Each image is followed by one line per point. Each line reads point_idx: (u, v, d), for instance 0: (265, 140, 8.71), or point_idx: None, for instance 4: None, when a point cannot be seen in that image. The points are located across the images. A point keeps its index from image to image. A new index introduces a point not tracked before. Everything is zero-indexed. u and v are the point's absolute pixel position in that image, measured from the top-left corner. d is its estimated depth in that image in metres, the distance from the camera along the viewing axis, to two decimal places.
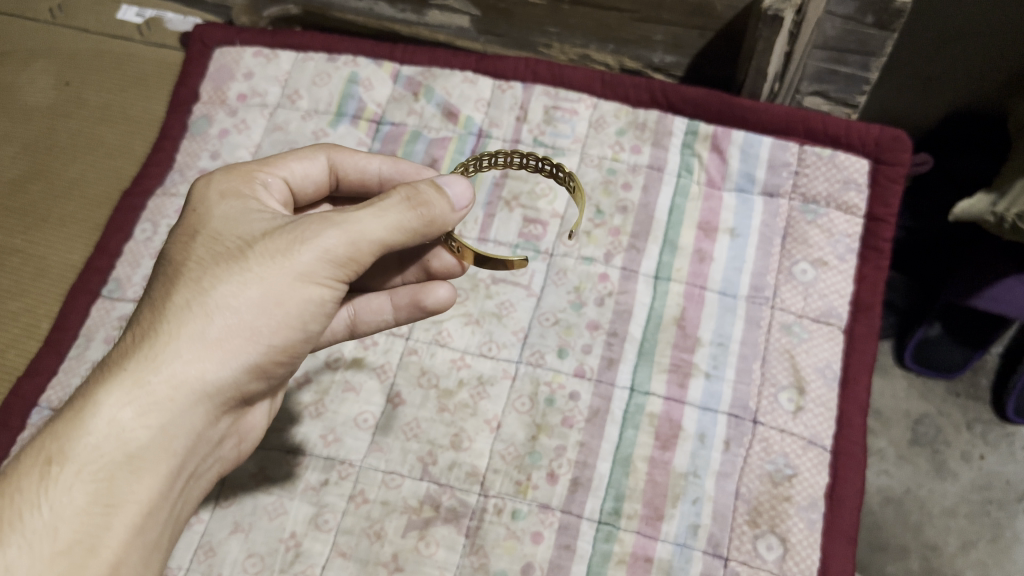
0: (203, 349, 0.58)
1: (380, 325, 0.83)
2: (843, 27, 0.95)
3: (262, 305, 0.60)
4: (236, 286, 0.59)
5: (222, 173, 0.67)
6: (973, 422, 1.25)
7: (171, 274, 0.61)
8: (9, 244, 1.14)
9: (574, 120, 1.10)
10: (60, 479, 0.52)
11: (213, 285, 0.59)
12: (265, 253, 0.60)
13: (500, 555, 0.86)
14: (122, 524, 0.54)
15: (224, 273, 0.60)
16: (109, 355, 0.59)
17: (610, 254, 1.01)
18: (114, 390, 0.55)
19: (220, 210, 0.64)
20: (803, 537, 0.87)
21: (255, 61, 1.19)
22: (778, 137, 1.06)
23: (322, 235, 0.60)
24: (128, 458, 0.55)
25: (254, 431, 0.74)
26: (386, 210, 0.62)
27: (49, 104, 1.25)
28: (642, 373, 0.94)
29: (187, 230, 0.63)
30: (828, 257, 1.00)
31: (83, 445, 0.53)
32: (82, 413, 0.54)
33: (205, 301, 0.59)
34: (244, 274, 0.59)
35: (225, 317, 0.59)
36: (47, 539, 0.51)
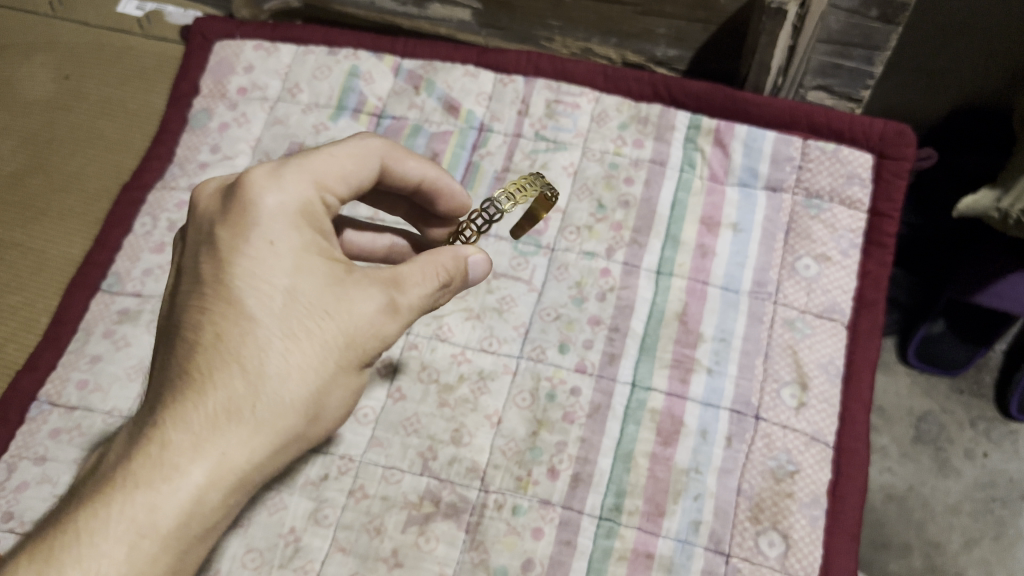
0: (291, 437, 0.58)
1: None
2: (847, 20, 0.94)
3: (337, 392, 0.60)
4: (323, 369, 0.58)
5: (298, 194, 0.60)
6: (977, 419, 1.24)
7: (256, 331, 0.57)
8: (9, 238, 1.14)
9: (576, 114, 1.09)
10: (150, 559, 0.52)
11: (308, 367, 0.58)
12: (352, 340, 0.59)
13: (500, 551, 0.86)
14: None
15: (317, 356, 0.58)
16: (181, 405, 0.55)
17: (612, 249, 1.01)
18: (208, 474, 0.54)
19: (300, 256, 0.59)
20: (806, 533, 0.87)
21: (255, 54, 1.18)
22: (782, 131, 1.05)
23: (391, 330, 0.62)
24: (204, 533, 0.55)
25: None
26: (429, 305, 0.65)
27: (49, 97, 1.25)
28: (643, 369, 0.94)
29: (268, 275, 0.58)
30: (831, 252, 0.99)
31: (173, 526, 0.52)
32: (175, 493, 0.53)
33: (296, 382, 0.57)
34: (332, 359, 0.59)
35: (310, 402, 0.58)
36: None
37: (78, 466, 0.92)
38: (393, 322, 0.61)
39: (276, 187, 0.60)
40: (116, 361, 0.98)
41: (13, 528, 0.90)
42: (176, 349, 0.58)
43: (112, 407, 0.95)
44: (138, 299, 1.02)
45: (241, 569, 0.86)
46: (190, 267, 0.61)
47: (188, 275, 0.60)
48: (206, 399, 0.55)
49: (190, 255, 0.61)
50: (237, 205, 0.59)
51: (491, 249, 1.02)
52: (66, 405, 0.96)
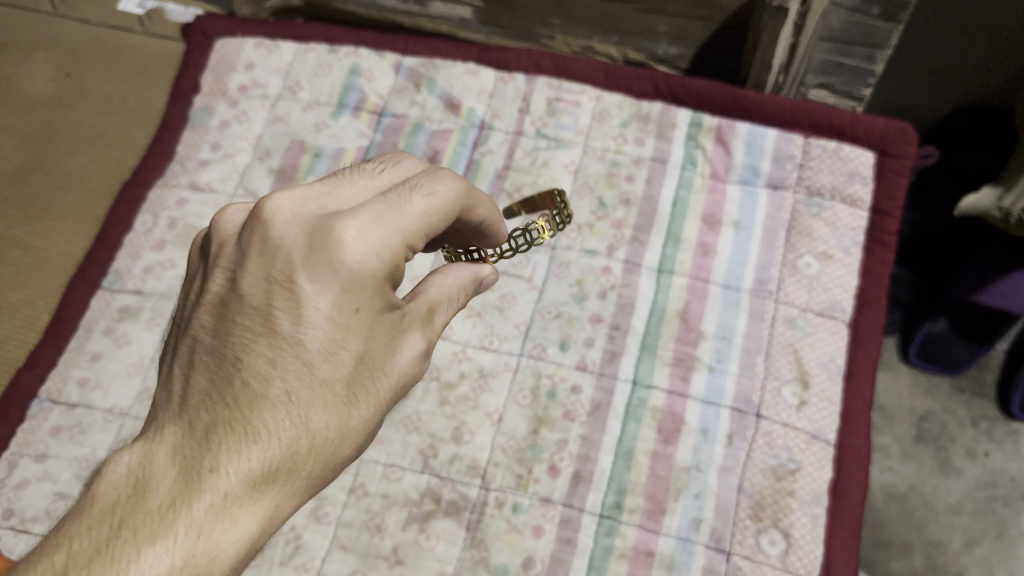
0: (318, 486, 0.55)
1: None
2: (848, 18, 0.94)
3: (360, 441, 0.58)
4: (367, 430, 0.55)
5: (389, 257, 0.53)
6: (978, 419, 1.24)
7: (324, 395, 0.52)
8: (9, 236, 1.14)
9: (577, 111, 1.09)
10: None
11: (358, 431, 0.54)
12: (393, 398, 0.57)
13: (501, 549, 0.86)
14: None
15: (366, 419, 0.55)
16: (239, 459, 0.49)
17: (613, 247, 1.00)
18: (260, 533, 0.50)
19: (375, 321, 0.53)
20: (807, 531, 0.86)
21: (256, 52, 1.18)
22: (784, 129, 1.05)
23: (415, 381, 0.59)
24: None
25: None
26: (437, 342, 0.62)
27: (49, 95, 1.25)
28: (644, 367, 0.94)
29: (343, 336, 0.52)
30: (832, 250, 0.99)
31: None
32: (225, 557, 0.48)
33: (346, 445, 0.54)
34: (377, 421, 0.56)
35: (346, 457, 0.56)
36: None
37: (78, 464, 0.92)
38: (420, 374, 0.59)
39: (370, 242, 0.52)
40: (117, 358, 0.98)
41: (14, 525, 0.90)
42: (232, 390, 0.51)
43: (113, 405, 0.95)
44: (138, 297, 1.02)
45: (242, 567, 0.86)
46: (254, 299, 0.52)
47: (250, 309, 0.52)
48: (269, 459, 0.50)
49: (249, 278, 0.52)
50: (324, 249, 0.51)
51: None
52: (67, 402, 0.96)
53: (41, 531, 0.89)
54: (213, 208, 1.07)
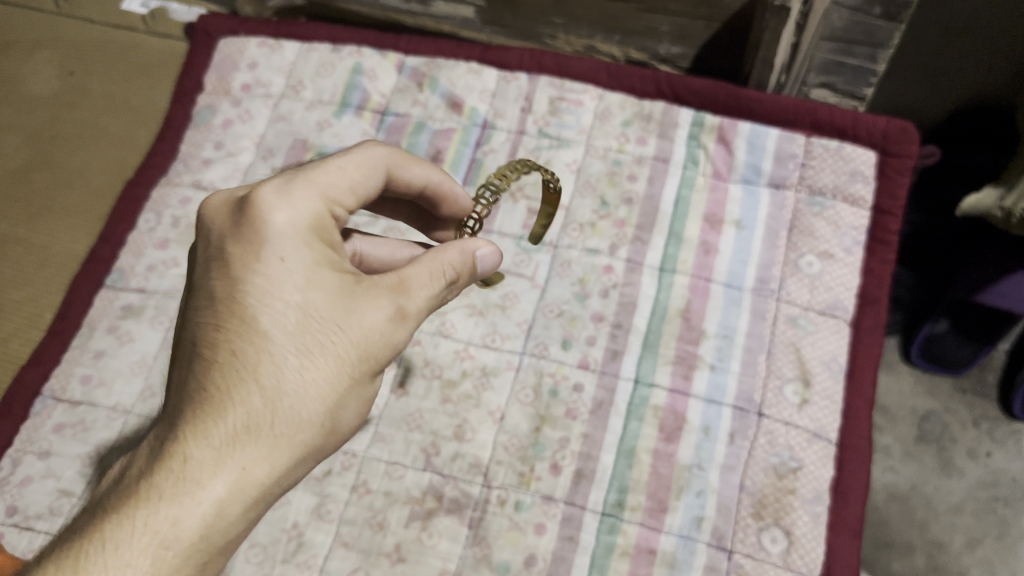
0: (306, 448, 0.56)
1: None
2: (850, 18, 0.95)
3: (353, 405, 0.59)
4: (342, 385, 0.57)
5: (309, 211, 0.59)
6: (980, 419, 1.24)
7: (270, 347, 0.55)
8: (13, 234, 1.14)
9: (579, 111, 1.09)
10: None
11: (324, 380, 0.56)
12: (365, 352, 0.58)
13: (503, 546, 0.86)
14: None
15: (332, 369, 0.56)
16: (193, 417, 0.53)
17: (615, 246, 1.01)
18: (229, 486, 0.52)
19: (312, 271, 0.57)
20: (809, 529, 0.87)
21: (259, 51, 1.19)
22: (785, 129, 1.05)
23: (400, 339, 0.60)
24: (224, 551, 0.53)
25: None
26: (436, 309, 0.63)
27: (53, 94, 1.25)
28: (646, 366, 0.94)
29: (277, 287, 0.56)
30: (834, 249, 0.99)
31: (196, 538, 0.50)
32: (190, 507, 0.51)
33: (313, 398, 0.56)
34: (347, 373, 0.57)
35: (330, 415, 0.57)
36: None
37: (82, 461, 0.92)
38: (403, 331, 0.60)
39: (283, 202, 0.58)
40: (121, 356, 0.98)
41: (18, 522, 0.90)
42: (189, 366, 0.56)
43: (116, 402, 0.95)
44: (141, 295, 1.02)
45: (245, 564, 0.86)
46: (200, 284, 0.59)
47: (197, 295, 0.58)
48: (224, 416, 0.53)
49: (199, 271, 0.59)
50: (249, 221, 0.58)
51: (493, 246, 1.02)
52: (70, 399, 0.97)
53: (45, 527, 0.89)
54: None
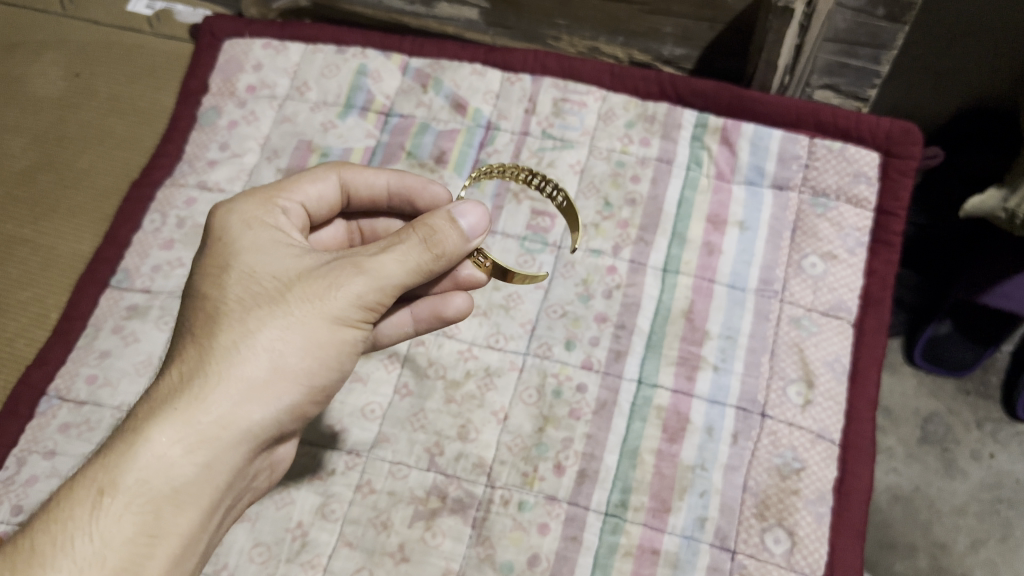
0: (249, 389, 0.59)
1: (399, 339, 0.79)
2: (853, 19, 0.95)
3: (305, 349, 0.61)
4: (280, 329, 0.60)
5: (251, 205, 0.67)
6: (984, 420, 1.24)
7: (210, 310, 0.61)
8: (18, 235, 1.14)
9: (583, 112, 1.09)
10: (110, 510, 0.53)
11: (263, 326, 0.60)
12: (303, 296, 0.61)
13: (506, 546, 0.86)
14: (165, 555, 0.54)
15: (270, 316, 0.60)
16: (150, 386, 0.60)
17: (618, 247, 1.01)
18: (163, 426, 0.56)
19: (250, 244, 0.64)
20: (812, 530, 0.87)
21: (264, 53, 1.19)
22: (788, 130, 1.06)
23: (352, 280, 0.62)
24: (174, 492, 0.55)
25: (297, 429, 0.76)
26: (407, 253, 0.63)
27: (59, 94, 1.26)
28: (649, 366, 0.94)
29: (219, 263, 0.64)
30: (838, 250, 1.00)
31: (133, 476, 0.54)
32: (130, 448, 0.55)
33: (250, 343, 0.59)
34: (286, 317, 0.60)
35: (271, 358, 0.60)
36: (96, 568, 0.51)
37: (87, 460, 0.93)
38: (356, 274, 0.62)
39: (227, 205, 0.68)
40: (125, 356, 0.98)
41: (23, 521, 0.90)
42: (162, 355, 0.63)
43: (121, 402, 0.96)
44: (146, 295, 1.03)
45: (249, 563, 0.87)
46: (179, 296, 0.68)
47: None
48: (169, 374, 0.60)
49: None
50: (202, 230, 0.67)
51: (497, 246, 1.02)
52: (75, 399, 0.97)
53: None
54: None
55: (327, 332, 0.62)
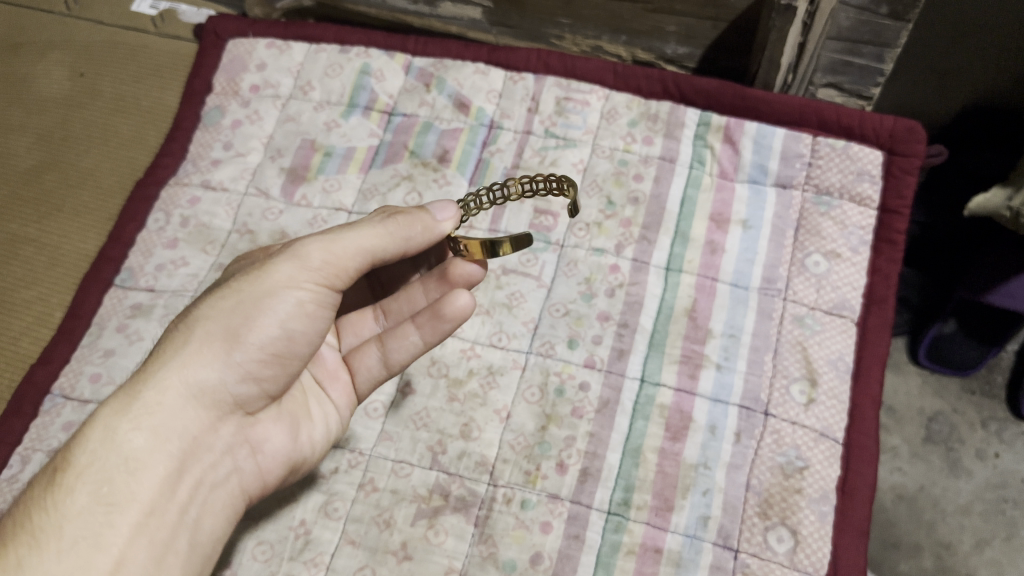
0: (189, 359, 0.63)
1: (412, 351, 0.78)
2: (857, 17, 0.95)
3: (245, 315, 0.65)
4: (215, 303, 0.65)
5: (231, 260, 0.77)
6: (988, 420, 1.24)
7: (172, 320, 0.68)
8: (23, 234, 1.15)
9: (585, 111, 1.10)
10: (63, 484, 0.56)
11: (203, 308, 0.65)
12: (242, 277, 0.67)
13: (509, 545, 0.86)
14: (122, 520, 0.57)
15: (209, 299, 0.66)
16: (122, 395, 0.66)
17: (621, 245, 1.01)
18: (109, 406, 0.60)
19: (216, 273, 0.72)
20: (815, 529, 0.86)
21: (268, 52, 1.19)
22: (791, 129, 1.06)
23: (291, 251, 0.67)
24: (123, 460, 0.58)
25: (313, 443, 0.76)
26: (355, 225, 0.69)
27: (64, 94, 1.26)
28: (652, 365, 0.94)
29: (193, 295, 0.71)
30: (841, 249, 0.99)
31: (83, 453, 0.58)
32: (82, 430, 0.59)
33: (190, 323, 0.64)
34: (223, 293, 0.66)
35: (208, 328, 0.64)
36: (54, 534, 0.54)
37: None
38: (297, 246, 0.67)
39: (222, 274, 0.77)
40: (129, 355, 0.99)
41: None
42: None
43: None
44: (150, 295, 1.03)
45: (252, 562, 0.87)
46: None
47: None
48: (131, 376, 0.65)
49: None
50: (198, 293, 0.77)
51: None
52: (79, 398, 0.97)
53: None
54: (225, 207, 1.08)
55: (262, 295, 0.66)
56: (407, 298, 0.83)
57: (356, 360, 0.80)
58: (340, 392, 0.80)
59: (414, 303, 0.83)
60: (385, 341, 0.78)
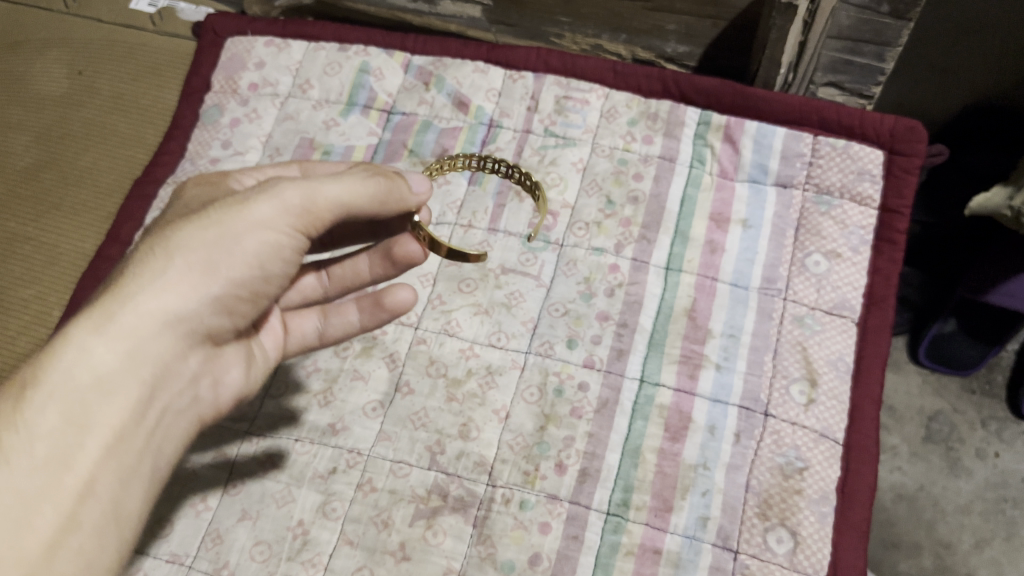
0: (166, 286, 0.58)
1: (347, 330, 0.83)
2: (858, 16, 0.94)
3: (226, 248, 0.61)
4: (197, 229, 0.60)
5: (194, 179, 0.70)
6: (988, 419, 1.25)
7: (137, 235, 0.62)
8: (21, 233, 1.15)
9: (585, 110, 1.09)
10: (33, 401, 0.52)
11: (182, 231, 0.60)
12: (225, 205, 0.61)
13: (507, 545, 0.86)
14: (95, 444, 0.54)
15: (187, 223, 0.60)
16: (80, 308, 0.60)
17: (620, 245, 1.00)
18: (81, 323, 0.55)
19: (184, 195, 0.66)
20: (815, 530, 0.86)
21: (267, 50, 1.19)
22: (791, 128, 1.05)
23: (280, 187, 0.63)
24: (97, 382, 0.55)
25: (256, 374, 0.75)
26: (345, 176, 0.66)
27: (62, 93, 1.26)
28: (652, 365, 0.94)
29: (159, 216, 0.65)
30: (842, 248, 0.99)
31: (55, 371, 0.53)
32: (50, 345, 0.54)
33: (166, 247, 0.59)
34: (204, 220, 0.60)
35: (187, 258, 0.59)
36: (25, 454, 0.51)
37: None
38: (286, 184, 0.63)
39: (179, 186, 0.70)
40: None
41: None
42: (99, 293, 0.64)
43: None
44: None
45: (250, 562, 0.87)
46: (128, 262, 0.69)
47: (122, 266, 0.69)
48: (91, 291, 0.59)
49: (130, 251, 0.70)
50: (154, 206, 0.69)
51: (500, 245, 1.02)
52: None
53: None
54: None
55: (246, 230, 0.61)
56: (352, 269, 0.84)
57: (294, 322, 0.82)
58: (271, 341, 0.78)
59: (358, 272, 0.84)
60: (327, 311, 0.83)
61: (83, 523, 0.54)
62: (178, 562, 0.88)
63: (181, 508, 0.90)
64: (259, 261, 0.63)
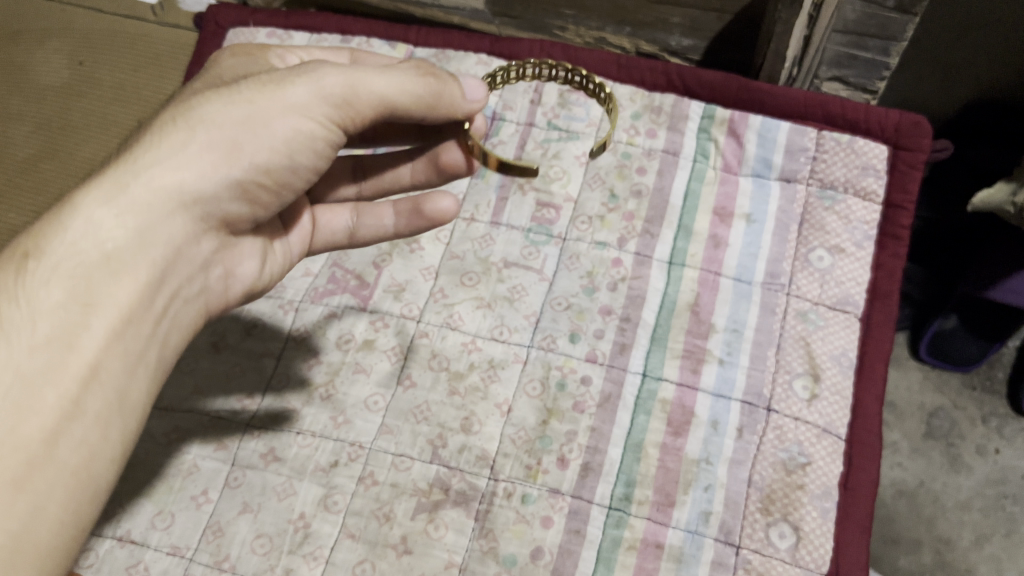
0: (184, 161, 0.58)
1: (380, 234, 0.83)
2: (863, 10, 0.93)
3: (252, 129, 0.60)
4: (223, 104, 0.59)
5: (233, 46, 0.71)
6: (989, 416, 1.26)
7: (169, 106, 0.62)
8: (22, 223, 1.14)
9: (589, 103, 1.09)
10: (36, 274, 0.53)
11: (215, 104, 0.59)
12: (257, 83, 0.61)
13: (509, 539, 0.85)
14: (99, 324, 0.55)
15: (218, 96, 0.60)
16: None
17: (623, 239, 1.00)
18: (94, 193, 0.56)
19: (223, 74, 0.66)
20: (817, 525, 0.86)
21: (268, 41, 1.18)
22: (796, 122, 1.05)
23: (321, 71, 0.61)
24: (105, 258, 0.56)
25: (272, 275, 0.76)
26: (390, 67, 0.64)
27: (63, 83, 1.25)
28: (654, 359, 0.93)
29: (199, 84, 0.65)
30: (845, 243, 0.99)
31: (61, 242, 0.54)
32: (60, 213, 0.55)
33: (189, 117, 0.59)
34: (233, 95, 0.60)
35: (210, 132, 0.59)
36: (25, 330, 0.52)
37: None
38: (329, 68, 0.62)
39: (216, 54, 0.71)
40: None
41: None
42: None
43: None
44: None
45: (251, 554, 0.86)
46: None
47: None
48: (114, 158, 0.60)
49: None
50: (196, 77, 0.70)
51: (502, 238, 1.01)
52: None
53: None
54: None
55: (278, 114, 0.60)
56: (391, 174, 0.84)
57: (325, 218, 0.82)
58: (298, 236, 0.79)
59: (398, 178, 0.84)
60: (360, 210, 0.82)
61: (87, 412, 0.54)
62: (178, 555, 0.87)
63: (182, 500, 0.90)
64: (290, 147, 0.62)
